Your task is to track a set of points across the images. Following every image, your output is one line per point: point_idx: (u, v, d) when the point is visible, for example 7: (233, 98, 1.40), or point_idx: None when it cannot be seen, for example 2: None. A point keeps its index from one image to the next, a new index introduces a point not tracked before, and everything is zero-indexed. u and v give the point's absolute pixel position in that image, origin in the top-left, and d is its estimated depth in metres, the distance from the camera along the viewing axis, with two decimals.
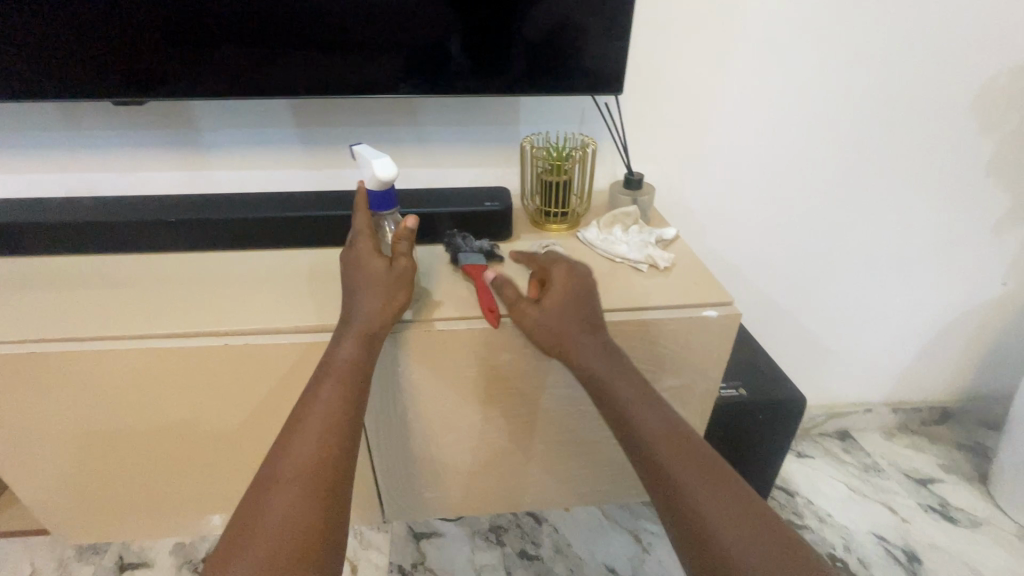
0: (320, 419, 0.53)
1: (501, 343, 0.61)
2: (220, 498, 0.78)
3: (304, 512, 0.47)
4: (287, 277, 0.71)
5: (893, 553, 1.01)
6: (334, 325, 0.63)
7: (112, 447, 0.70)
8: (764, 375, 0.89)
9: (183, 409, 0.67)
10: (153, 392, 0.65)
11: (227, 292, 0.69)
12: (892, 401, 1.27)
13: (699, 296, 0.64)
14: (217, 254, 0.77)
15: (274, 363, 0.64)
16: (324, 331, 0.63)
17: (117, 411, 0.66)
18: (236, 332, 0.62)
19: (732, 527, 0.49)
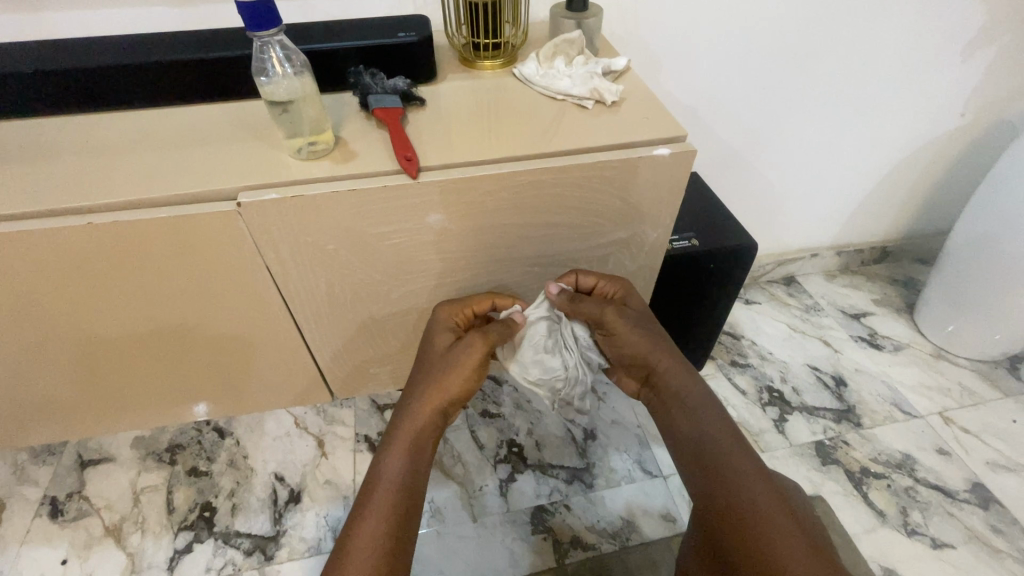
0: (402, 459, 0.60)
1: (427, 201, 0.54)
2: (156, 388, 0.75)
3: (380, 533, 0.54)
4: (156, 135, 0.57)
5: (823, 379, 1.10)
6: (217, 192, 0.51)
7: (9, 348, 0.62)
8: (717, 224, 0.86)
9: (77, 303, 0.58)
10: (26, 286, 0.55)
11: (78, 160, 0.54)
12: (837, 244, 1.30)
13: (649, 132, 0.57)
14: (55, 118, 0.59)
15: (160, 244, 0.53)
16: (206, 200, 0.51)
17: None
18: (99, 209, 0.51)
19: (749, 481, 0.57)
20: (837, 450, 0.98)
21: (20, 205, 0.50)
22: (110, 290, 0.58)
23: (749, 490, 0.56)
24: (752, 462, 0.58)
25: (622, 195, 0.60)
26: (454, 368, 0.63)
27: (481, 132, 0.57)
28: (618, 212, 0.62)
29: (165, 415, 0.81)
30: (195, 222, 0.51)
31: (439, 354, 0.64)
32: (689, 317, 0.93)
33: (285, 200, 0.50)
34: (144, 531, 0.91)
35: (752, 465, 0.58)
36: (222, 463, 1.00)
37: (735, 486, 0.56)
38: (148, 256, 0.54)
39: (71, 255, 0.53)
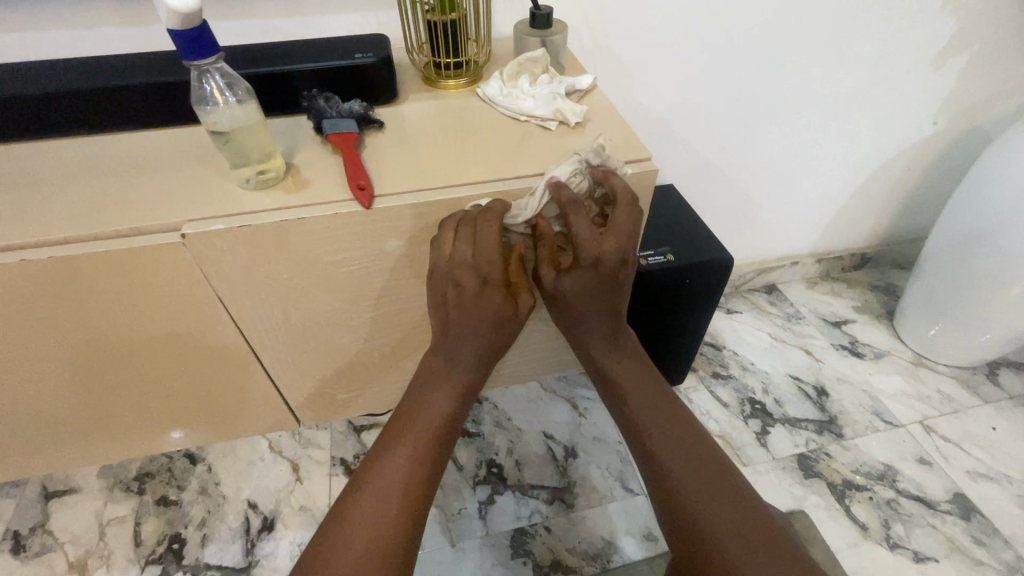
0: (414, 458, 0.54)
1: (385, 229, 0.52)
2: (114, 420, 0.72)
3: (372, 551, 0.48)
4: (101, 163, 0.55)
5: (805, 390, 1.09)
6: (161, 224, 0.48)
7: None
8: (691, 238, 0.86)
9: (18, 340, 0.56)
10: None
11: (16, 191, 0.52)
12: (817, 252, 1.30)
13: (612, 153, 0.55)
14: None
15: (104, 279, 0.51)
16: (150, 234, 0.49)
17: None
18: (36, 245, 0.48)
19: (731, 515, 0.53)
20: (819, 462, 0.97)
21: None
22: (54, 326, 0.55)
23: (733, 525, 0.52)
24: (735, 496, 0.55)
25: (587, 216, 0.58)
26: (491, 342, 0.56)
27: (442, 156, 0.56)
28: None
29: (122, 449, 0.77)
30: (138, 256, 0.49)
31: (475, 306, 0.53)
32: (666, 331, 0.91)
33: (232, 231, 0.48)
34: (111, 566, 0.88)
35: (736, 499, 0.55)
36: (192, 491, 0.97)
37: (717, 519, 0.53)
38: (92, 291, 0.52)
39: (7, 292, 0.50)
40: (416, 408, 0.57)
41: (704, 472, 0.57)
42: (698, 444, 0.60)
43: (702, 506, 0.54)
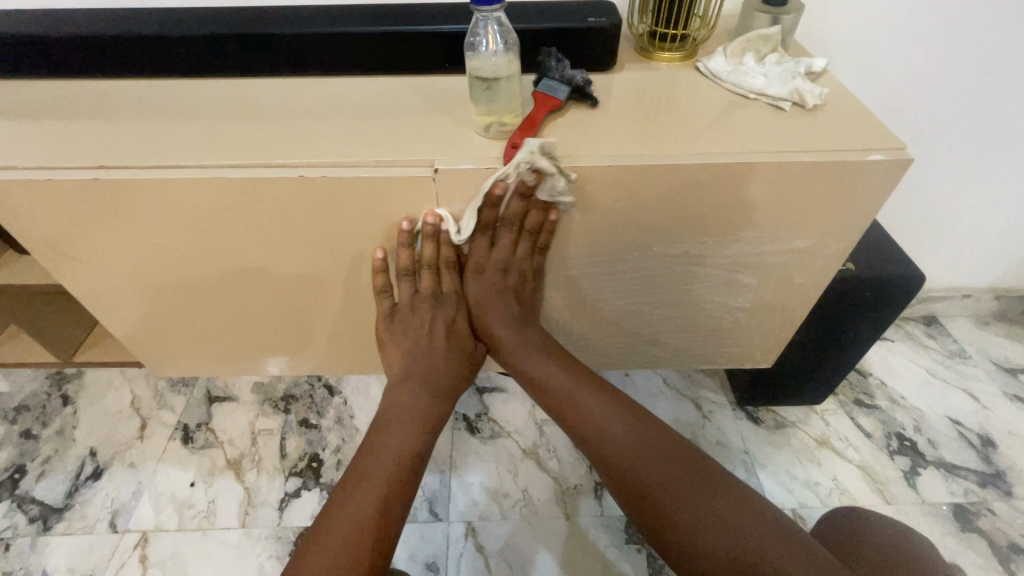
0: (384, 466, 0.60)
1: (607, 192, 0.53)
2: (291, 346, 0.77)
3: (349, 551, 0.53)
4: (346, 103, 0.60)
5: (967, 437, 0.98)
6: (408, 160, 0.52)
7: (186, 291, 0.67)
8: (876, 250, 0.79)
9: (251, 253, 0.62)
10: (218, 232, 0.59)
11: (278, 120, 0.58)
12: (997, 288, 1.14)
13: (858, 139, 0.51)
14: (257, 80, 0.63)
15: (344, 206, 0.55)
16: (397, 168, 0.52)
17: (185, 252, 0.61)
18: (302, 166, 0.53)
19: (665, 471, 0.58)
20: (979, 518, 0.87)
21: (227, 157, 0.54)
22: (286, 246, 0.61)
23: (667, 485, 0.57)
24: (666, 453, 0.59)
25: (815, 202, 0.53)
26: (426, 346, 0.65)
27: (667, 125, 0.55)
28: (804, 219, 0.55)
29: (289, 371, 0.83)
30: (381, 186, 0.53)
31: (411, 317, 0.64)
32: (827, 342, 0.86)
33: (479, 169, 0.50)
34: (260, 469, 0.99)
35: (667, 455, 0.59)
36: (330, 419, 1.06)
37: (651, 476, 0.58)
38: (328, 216, 0.56)
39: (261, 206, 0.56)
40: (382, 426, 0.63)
41: (632, 438, 0.60)
42: (624, 414, 0.62)
43: (641, 466, 0.59)
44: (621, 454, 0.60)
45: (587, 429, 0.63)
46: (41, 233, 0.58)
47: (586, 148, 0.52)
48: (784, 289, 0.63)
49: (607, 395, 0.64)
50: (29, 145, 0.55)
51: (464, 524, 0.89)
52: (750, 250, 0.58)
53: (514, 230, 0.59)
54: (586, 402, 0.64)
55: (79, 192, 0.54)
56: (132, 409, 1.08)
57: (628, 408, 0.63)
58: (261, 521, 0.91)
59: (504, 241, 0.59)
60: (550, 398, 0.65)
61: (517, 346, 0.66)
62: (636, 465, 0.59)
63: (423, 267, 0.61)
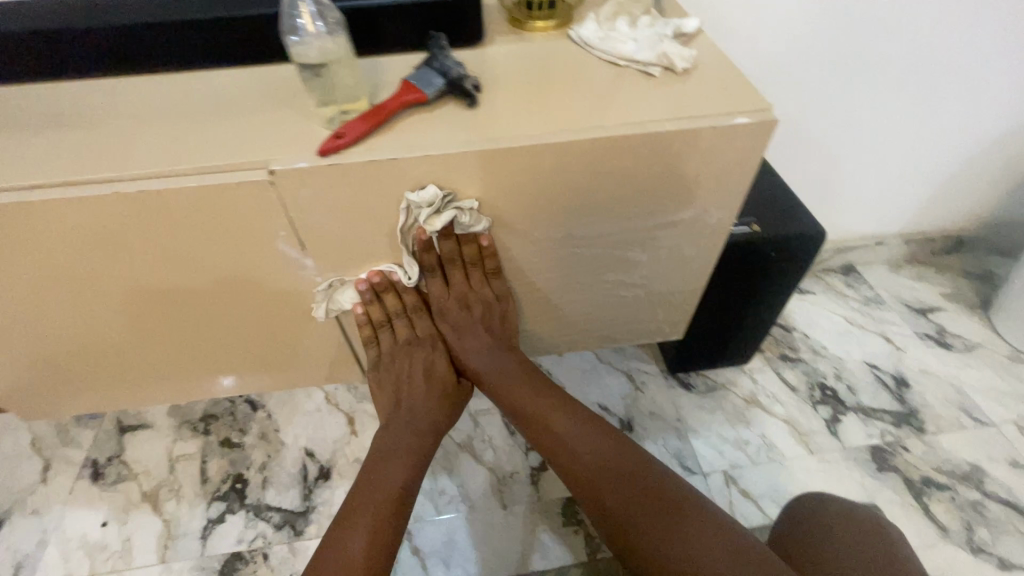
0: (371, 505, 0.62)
1: (474, 178, 0.49)
2: (181, 370, 0.71)
3: None
4: (184, 100, 0.53)
5: (883, 379, 1.02)
6: (246, 162, 0.46)
7: (38, 324, 0.60)
8: (778, 207, 0.79)
9: (99, 277, 0.55)
10: (51, 259, 0.52)
11: (104, 126, 0.51)
12: (906, 232, 1.18)
13: (725, 101, 0.49)
14: (82, 80, 0.56)
15: (188, 218, 0.49)
16: (236, 172, 0.46)
17: (20, 283, 0.54)
18: (129, 180, 0.47)
19: (638, 490, 0.60)
20: (895, 456, 0.91)
21: (39, 175, 0.47)
22: (137, 267, 0.54)
23: (640, 504, 0.59)
24: (639, 473, 0.61)
25: (691, 169, 0.51)
26: (408, 387, 0.71)
27: (536, 101, 0.51)
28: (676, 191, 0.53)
29: (187, 395, 0.77)
30: (221, 193, 0.47)
31: (388, 362, 0.70)
32: (742, 304, 0.87)
33: (318, 167, 0.45)
34: (179, 498, 0.93)
35: (640, 475, 0.61)
36: (254, 436, 1.00)
37: (624, 496, 0.60)
38: (174, 230, 0.51)
39: (93, 227, 0.50)
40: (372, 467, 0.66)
41: (608, 459, 0.63)
42: (600, 435, 0.65)
43: (614, 485, 0.61)
44: (596, 472, 0.63)
45: (566, 451, 0.65)
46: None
47: (444, 132, 0.47)
48: (678, 260, 0.62)
49: (584, 418, 0.67)
50: None
51: None
52: (638, 224, 0.56)
53: (463, 266, 0.63)
54: (564, 425, 0.66)
55: None
56: (32, 450, 0.99)
57: (604, 431, 0.66)
58: (184, 553, 0.86)
59: (457, 277, 0.64)
60: (531, 426, 0.69)
61: (495, 376, 0.71)
62: (610, 485, 0.61)
63: (395, 316, 0.68)
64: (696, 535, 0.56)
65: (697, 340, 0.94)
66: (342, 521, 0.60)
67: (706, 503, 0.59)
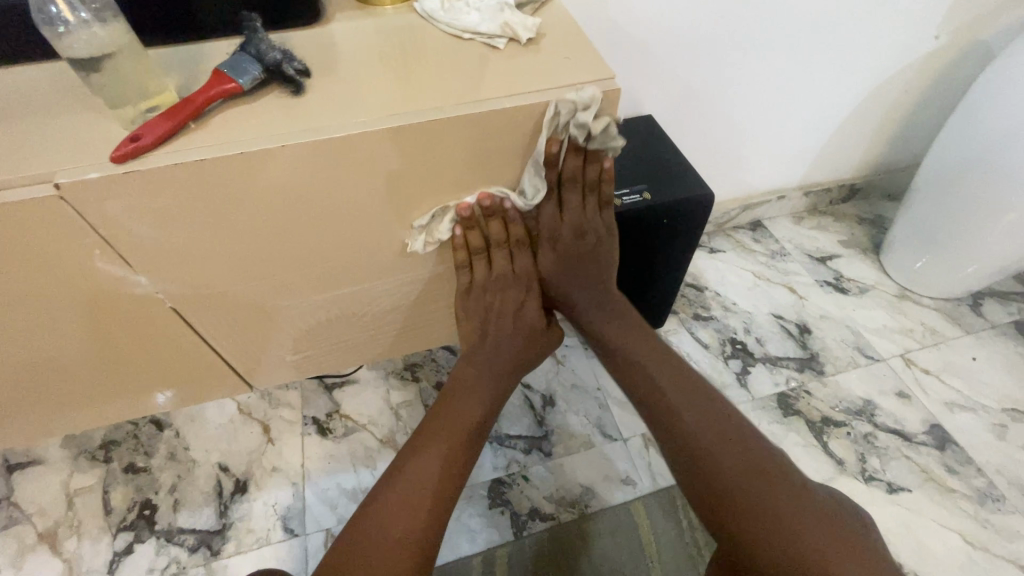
0: (447, 434, 0.64)
1: (312, 173, 0.46)
2: (41, 405, 0.65)
3: (402, 523, 0.58)
4: None
5: (787, 328, 1.07)
6: (33, 177, 0.41)
7: None
8: (666, 170, 0.80)
9: None
10: None
11: None
12: (804, 185, 1.23)
13: (570, 68, 0.49)
14: None
15: None
16: (25, 188, 0.41)
17: None
18: None
19: (722, 448, 0.60)
20: (798, 401, 0.96)
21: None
22: None
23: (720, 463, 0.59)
24: (722, 435, 0.61)
25: (572, 100, 0.48)
26: (497, 322, 0.71)
27: (373, 82, 0.48)
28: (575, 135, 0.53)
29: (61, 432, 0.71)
30: (12, 213, 0.41)
31: (482, 294, 0.69)
32: (647, 271, 0.87)
33: (113, 176, 0.41)
34: (81, 535, 0.86)
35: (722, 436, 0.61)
36: (161, 457, 0.94)
37: (706, 450, 0.60)
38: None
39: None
40: (451, 397, 0.68)
41: (693, 413, 0.63)
42: (686, 387, 0.65)
43: (701, 438, 0.61)
44: (674, 419, 0.63)
45: (650, 396, 0.66)
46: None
47: (266, 127, 0.44)
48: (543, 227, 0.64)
49: (675, 368, 0.67)
50: None
51: (323, 533, 0.85)
52: (533, 166, 0.54)
53: (576, 184, 0.65)
54: (653, 372, 0.67)
55: None
56: None
57: (693, 387, 0.65)
58: None
59: (572, 200, 0.66)
60: (625, 371, 0.69)
61: (584, 310, 0.73)
62: (689, 443, 0.62)
63: (492, 245, 0.66)
64: (788, 505, 0.57)
65: None
66: (417, 447, 0.63)
67: (795, 471, 0.60)
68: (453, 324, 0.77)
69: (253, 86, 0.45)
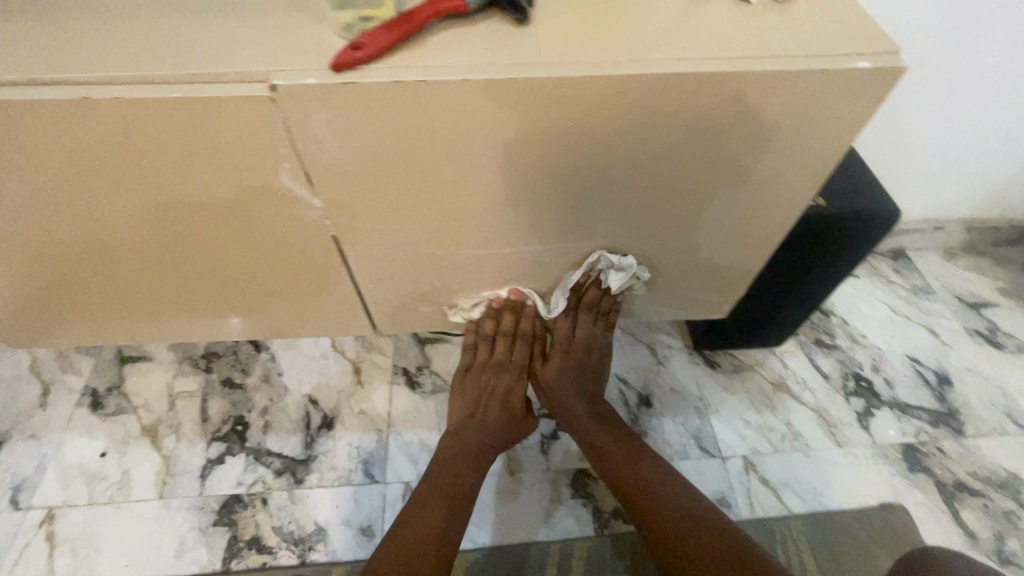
0: (437, 492, 0.68)
1: (520, 117, 0.43)
2: (189, 304, 0.68)
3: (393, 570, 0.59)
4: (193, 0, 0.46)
5: (923, 375, 0.95)
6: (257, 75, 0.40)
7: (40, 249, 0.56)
8: (849, 182, 0.71)
9: (96, 199, 0.50)
10: (44, 172, 0.47)
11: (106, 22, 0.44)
12: (970, 219, 1.08)
13: (840, 42, 0.43)
14: None
15: (191, 136, 0.43)
16: (245, 85, 0.40)
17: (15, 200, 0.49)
18: (116, 81, 0.40)
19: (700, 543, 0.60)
20: (929, 457, 0.86)
21: (13, 69, 0.40)
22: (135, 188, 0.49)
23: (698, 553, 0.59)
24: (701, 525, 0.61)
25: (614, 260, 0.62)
26: (489, 399, 0.79)
27: (602, 25, 0.44)
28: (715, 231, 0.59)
29: (200, 334, 0.74)
30: (227, 107, 0.41)
31: (485, 364, 0.80)
32: (791, 290, 0.81)
33: (332, 86, 0.39)
34: (179, 436, 0.90)
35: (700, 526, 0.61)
36: (257, 378, 0.97)
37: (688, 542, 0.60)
38: (171, 145, 0.44)
39: (80, 136, 0.44)
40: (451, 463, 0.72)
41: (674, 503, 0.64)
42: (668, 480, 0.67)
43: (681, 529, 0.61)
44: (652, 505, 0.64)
45: (635, 481, 0.67)
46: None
47: (490, 52, 0.41)
48: (721, 221, 0.57)
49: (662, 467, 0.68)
50: None
51: (402, 485, 0.84)
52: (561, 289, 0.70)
53: (588, 309, 0.78)
54: (646, 466, 0.68)
55: None
56: (31, 375, 0.97)
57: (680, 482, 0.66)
58: (182, 492, 0.85)
59: (584, 321, 0.79)
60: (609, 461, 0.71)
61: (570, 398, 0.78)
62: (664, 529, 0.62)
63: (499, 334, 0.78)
64: None
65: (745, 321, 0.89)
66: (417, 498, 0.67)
67: None
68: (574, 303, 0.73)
69: (478, 7, 0.43)
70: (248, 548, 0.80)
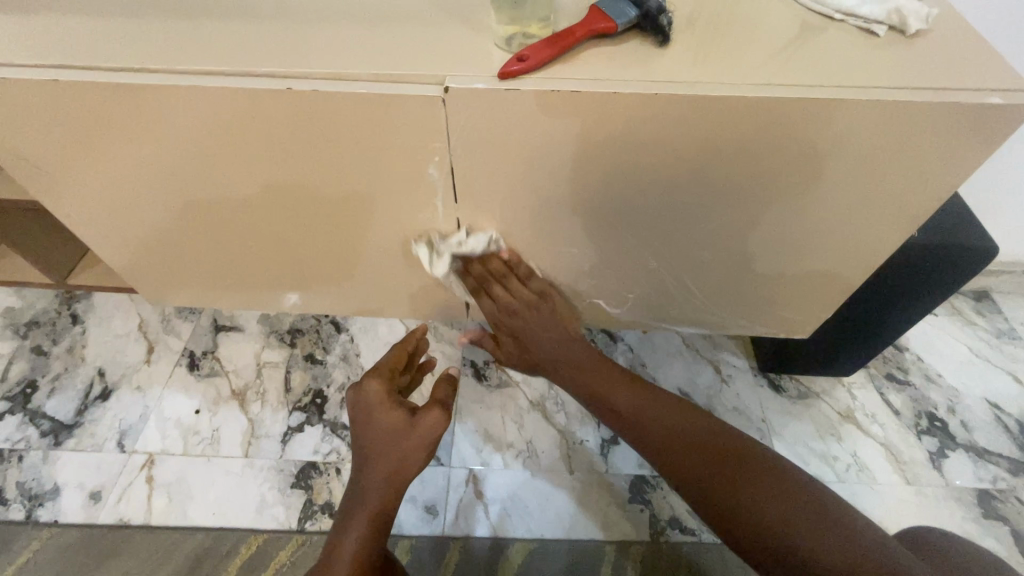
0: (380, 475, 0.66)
1: (649, 129, 0.48)
2: (306, 276, 0.76)
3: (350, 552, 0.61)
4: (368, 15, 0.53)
5: (1003, 421, 0.92)
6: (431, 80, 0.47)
7: (203, 214, 0.65)
8: (948, 216, 0.71)
9: (262, 175, 0.58)
10: (228, 149, 0.55)
11: (297, 29, 0.52)
12: None
13: (968, 78, 0.45)
14: None
15: (359, 127, 0.51)
16: (418, 87, 0.47)
17: (197, 172, 0.58)
18: (313, 77, 0.49)
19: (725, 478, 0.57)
20: (1005, 505, 0.84)
21: (232, 63, 0.49)
22: (297, 169, 0.56)
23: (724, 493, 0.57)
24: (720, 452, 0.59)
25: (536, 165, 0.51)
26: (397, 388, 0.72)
27: (732, 51, 0.48)
28: (810, 249, 0.60)
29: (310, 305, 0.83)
30: (398, 104, 0.48)
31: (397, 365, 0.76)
32: (881, 326, 0.79)
33: (495, 91, 0.46)
34: (264, 402, 0.98)
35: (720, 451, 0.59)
36: (335, 356, 1.04)
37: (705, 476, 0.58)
38: (340, 132, 0.52)
39: (266, 121, 0.51)
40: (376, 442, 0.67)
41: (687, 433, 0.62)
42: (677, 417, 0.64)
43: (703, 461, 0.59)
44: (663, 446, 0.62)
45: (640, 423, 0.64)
46: (35, 136, 0.55)
47: (629, 69, 0.47)
48: (819, 241, 0.59)
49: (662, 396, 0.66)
50: (41, 46, 0.51)
51: (467, 471, 0.88)
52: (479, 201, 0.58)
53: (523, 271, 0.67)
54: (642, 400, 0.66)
55: (90, 97, 0.51)
56: (139, 332, 1.07)
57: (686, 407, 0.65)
58: (264, 454, 0.92)
59: (523, 276, 0.67)
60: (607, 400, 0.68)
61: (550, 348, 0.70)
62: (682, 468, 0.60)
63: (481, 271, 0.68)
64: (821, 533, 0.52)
65: (821, 351, 0.88)
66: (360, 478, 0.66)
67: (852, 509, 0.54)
68: (653, 312, 0.75)
69: (622, 29, 0.49)
70: (322, 512, 0.86)
